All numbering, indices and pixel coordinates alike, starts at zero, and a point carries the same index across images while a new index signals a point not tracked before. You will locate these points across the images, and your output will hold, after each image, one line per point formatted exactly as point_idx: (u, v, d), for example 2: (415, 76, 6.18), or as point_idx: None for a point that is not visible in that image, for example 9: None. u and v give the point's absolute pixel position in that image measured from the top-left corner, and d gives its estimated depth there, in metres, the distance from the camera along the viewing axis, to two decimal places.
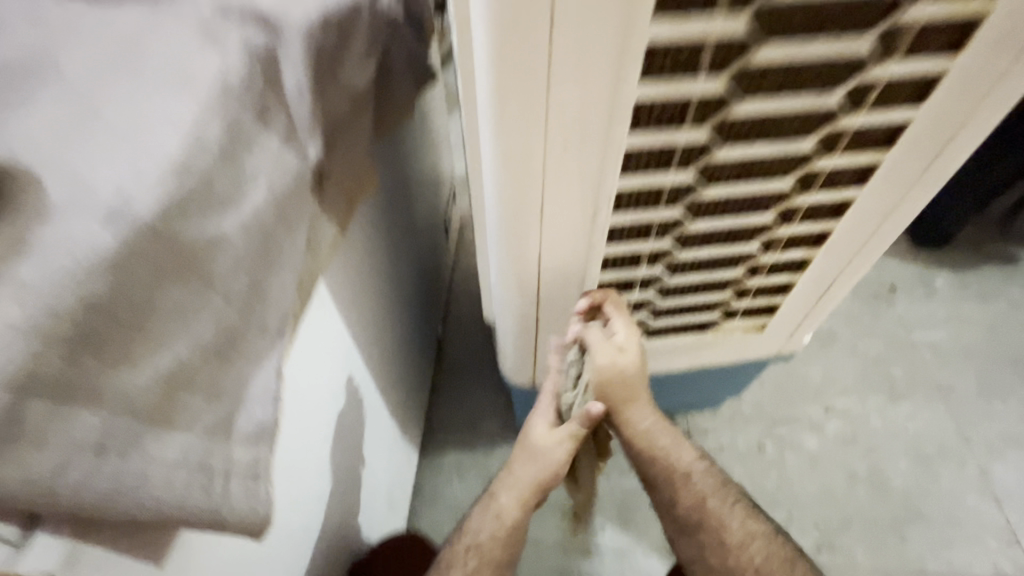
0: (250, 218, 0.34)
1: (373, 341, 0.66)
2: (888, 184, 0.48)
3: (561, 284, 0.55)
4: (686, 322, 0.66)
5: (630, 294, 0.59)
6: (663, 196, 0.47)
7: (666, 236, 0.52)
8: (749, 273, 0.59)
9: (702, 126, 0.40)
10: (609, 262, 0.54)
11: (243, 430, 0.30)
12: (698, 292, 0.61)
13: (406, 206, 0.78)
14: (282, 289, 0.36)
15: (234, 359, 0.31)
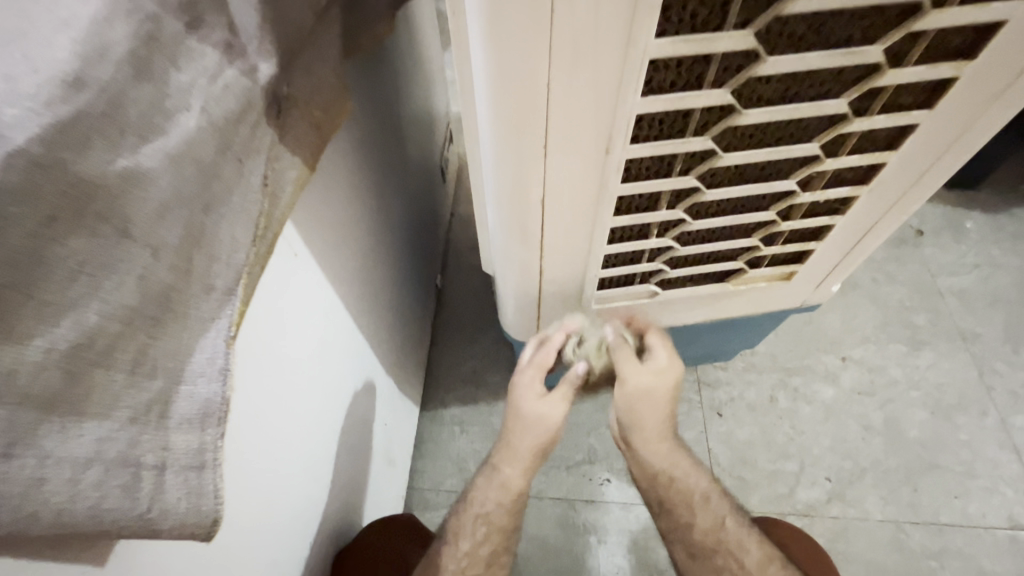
0: (177, 149, 0.27)
1: (360, 296, 0.61)
2: (961, 105, 0.40)
3: (567, 232, 0.48)
4: (706, 272, 0.59)
5: (645, 242, 0.51)
6: (691, 117, 0.38)
7: (691, 172, 0.44)
8: (783, 215, 0.51)
9: (748, 25, 0.33)
10: (623, 204, 0.46)
11: (180, 415, 0.25)
12: (722, 238, 0.54)
13: (396, 146, 0.70)
14: (229, 238, 0.30)
15: (165, 325, 0.25)
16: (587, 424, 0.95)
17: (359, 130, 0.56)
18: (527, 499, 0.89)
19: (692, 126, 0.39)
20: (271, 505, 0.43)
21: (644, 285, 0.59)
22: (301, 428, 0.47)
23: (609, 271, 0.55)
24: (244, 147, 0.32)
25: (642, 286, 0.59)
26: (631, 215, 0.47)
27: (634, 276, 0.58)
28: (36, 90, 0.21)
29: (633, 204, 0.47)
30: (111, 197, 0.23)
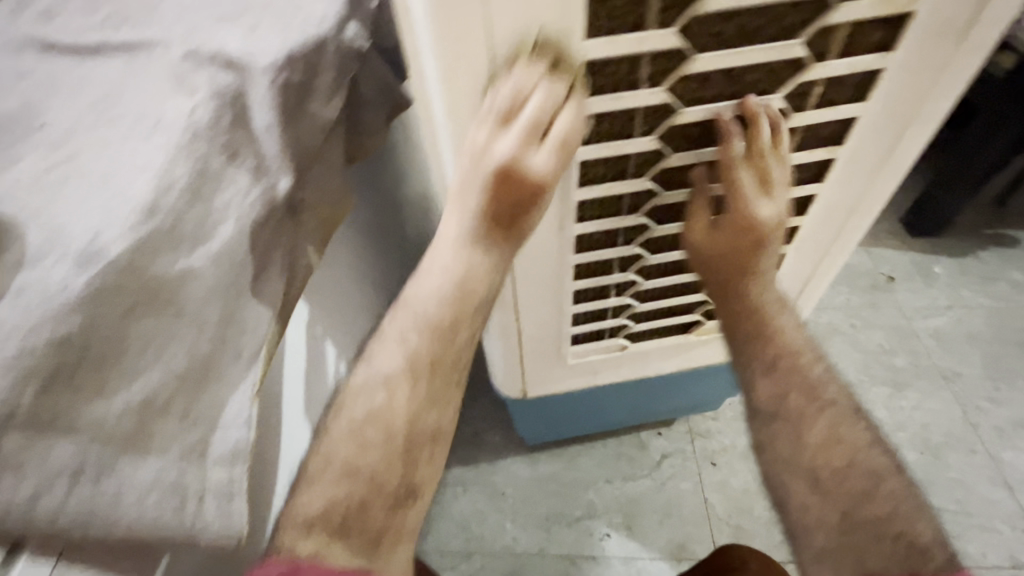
0: (219, 249, 0.36)
1: (356, 360, 0.69)
2: (847, 180, 0.49)
3: (540, 299, 0.57)
4: (667, 323, 0.66)
5: (607, 301, 0.60)
6: (623, 199, 0.48)
7: (633, 240, 0.53)
8: None
9: (652, 134, 0.43)
10: (580, 269, 0.55)
11: (215, 454, 0.31)
12: (675, 294, 0.62)
13: (395, 227, 0.80)
14: (257, 314, 0.38)
15: (206, 384, 0.32)
16: (585, 479, 0.98)
17: (360, 216, 0.66)
18: (530, 557, 0.91)
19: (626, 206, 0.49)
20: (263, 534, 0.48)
21: (614, 339, 0.67)
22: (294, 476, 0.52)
23: (579, 327, 0.63)
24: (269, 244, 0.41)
25: (612, 340, 0.67)
26: (590, 279, 0.56)
27: (603, 331, 0.66)
28: (126, 220, 0.31)
29: (591, 270, 0.56)
30: (171, 288, 0.32)
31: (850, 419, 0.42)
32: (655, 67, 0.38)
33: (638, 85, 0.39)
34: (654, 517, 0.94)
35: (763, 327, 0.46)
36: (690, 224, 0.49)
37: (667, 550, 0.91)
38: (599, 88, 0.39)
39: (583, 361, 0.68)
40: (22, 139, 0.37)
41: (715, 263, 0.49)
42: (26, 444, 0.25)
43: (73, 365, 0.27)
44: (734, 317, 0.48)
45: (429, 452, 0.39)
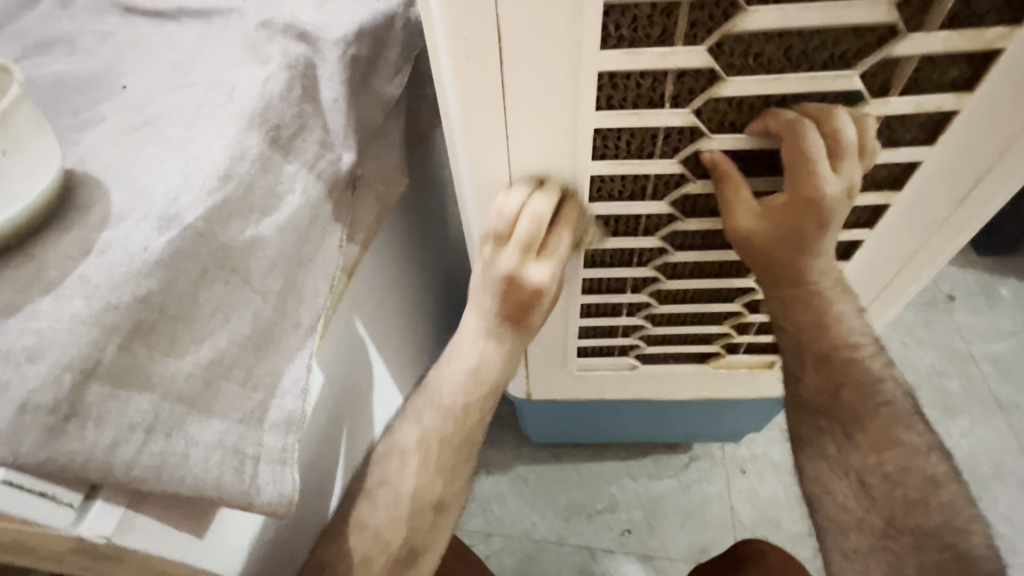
0: (284, 220, 0.36)
1: (411, 334, 0.69)
2: (893, 248, 0.46)
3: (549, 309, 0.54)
4: (682, 350, 0.63)
5: (617, 319, 0.57)
6: (640, 223, 0.45)
7: (650, 264, 0.49)
8: (751, 307, 0.56)
9: (676, 154, 0.39)
10: (593, 287, 0.52)
11: (272, 419, 0.33)
12: (696, 324, 0.59)
13: (444, 208, 0.80)
14: (313, 287, 0.39)
15: (266, 351, 0.34)
16: (609, 473, 0.97)
17: (413, 194, 0.65)
18: (547, 544, 0.91)
19: (644, 225, 0.45)
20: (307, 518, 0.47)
21: (624, 357, 0.64)
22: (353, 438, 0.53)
23: (586, 341, 0.61)
24: (328, 218, 0.41)
25: (621, 358, 0.64)
26: (598, 293, 0.53)
27: (613, 348, 0.63)
28: (202, 186, 0.32)
29: (602, 285, 0.53)
30: (239, 254, 0.33)
31: (908, 421, 0.42)
32: (683, 83, 0.35)
33: (662, 102, 0.36)
34: (675, 517, 0.93)
35: (827, 312, 0.43)
36: (738, 210, 0.39)
37: (686, 553, 0.90)
38: (616, 103, 0.35)
39: (587, 371, 0.66)
40: (106, 101, 0.38)
41: (768, 248, 0.40)
42: (111, 394, 0.26)
43: (150, 323, 0.28)
44: (790, 302, 0.43)
45: (431, 518, 0.46)
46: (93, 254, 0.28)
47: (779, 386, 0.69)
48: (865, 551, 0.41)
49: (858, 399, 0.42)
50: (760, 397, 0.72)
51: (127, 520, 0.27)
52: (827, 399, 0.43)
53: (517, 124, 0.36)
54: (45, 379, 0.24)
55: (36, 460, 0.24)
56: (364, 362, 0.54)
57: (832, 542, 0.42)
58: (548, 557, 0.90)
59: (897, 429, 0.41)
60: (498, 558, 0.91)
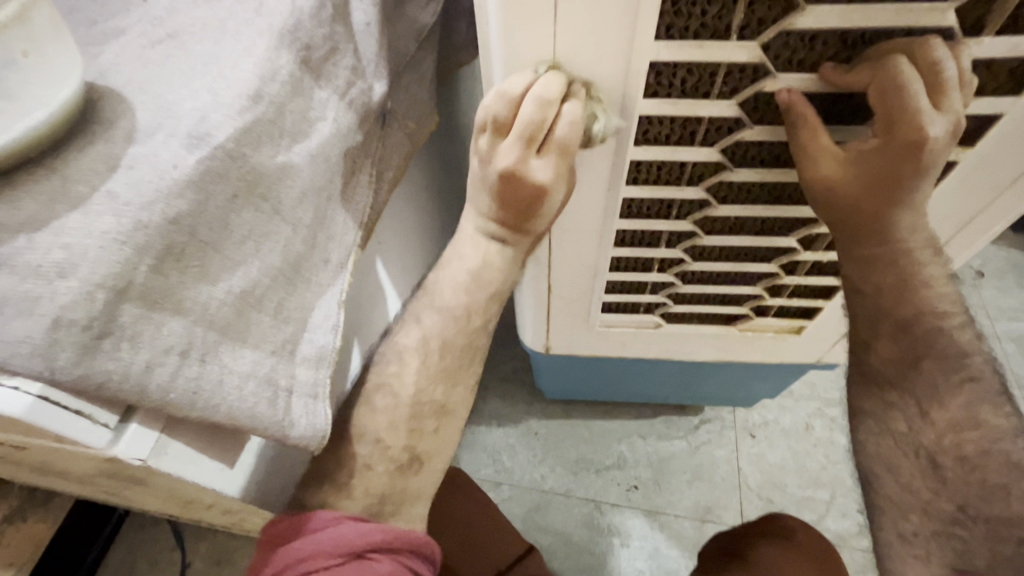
0: (316, 149, 0.34)
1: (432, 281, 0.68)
2: (964, 199, 0.42)
3: (577, 257, 0.53)
4: (709, 310, 0.62)
5: (647, 275, 0.55)
6: (685, 172, 0.42)
7: (689, 218, 0.47)
8: (787, 269, 0.54)
9: (734, 95, 0.36)
10: (625, 238, 0.50)
11: (304, 353, 0.32)
12: (727, 284, 0.57)
13: (468, 156, 0.77)
14: (343, 223, 0.37)
15: (296, 286, 0.32)
16: (618, 432, 0.98)
17: (438, 137, 0.62)
18: (554, 496, 0.93)
19: (688, 174, 0.43)
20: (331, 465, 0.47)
21: (649, 315, 0.63)
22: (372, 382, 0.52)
23: (613, 296, 0.59)
24: (358, 153, 0.39)
25: (646, 316, 0.63)
26: (632, 247, 0.51)
27: (638, 305, 0.62)
28: (232, 104, 0.30)
29: (636, 238, 0.51)
30: (271, 182, 0.31)
31: (992, 400, 0.40)
32: (753, 11, 0.32)
33: (729, 34, 0.33)
34: (682, 477, 0.94)
35: (913, 273, 0.40)
36: (817, 159, 0.36)
37: (692, 511, 0.91)
38: (679, 33, 0.33)
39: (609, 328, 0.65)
40: (125, 11, 0.35)
41: (850, 199, 0.37)
42: (145, 316, 0.25)
43: (181, 246, 0.26)
44: (870, 262, 0.40)
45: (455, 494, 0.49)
46: (118, 171, 0.27)
47: (801, 351, 0.68)
48: (925, 535, 0.42)
49: (936, 365, 0.41)
50: (780, 361, 0.72)
51: (161, 445, 0.27)
52: (900, 369, 0.42)
53: (566, 51, 0.34)
54: (77, 296, 0.23)
55: (70, 378, 0.23)
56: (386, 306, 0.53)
57: (889, 518, 0.43)
58: (555, 508, 0.93)
59: (982, 409, 0.40)
60: (506, 507, 0.93)
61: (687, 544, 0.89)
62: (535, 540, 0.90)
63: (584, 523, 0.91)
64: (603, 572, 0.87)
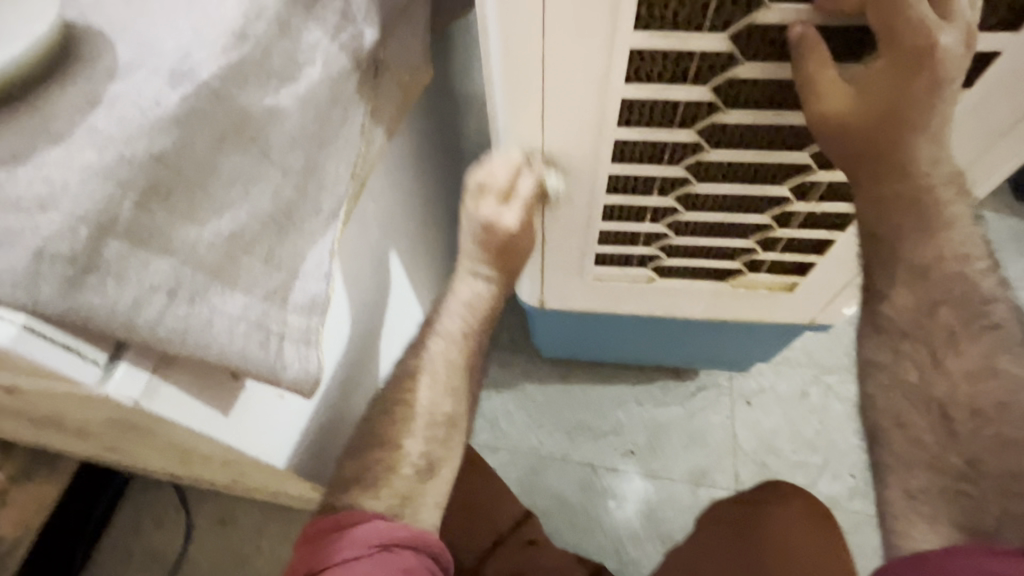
0: (305, 93, 0.33)
1: (427, 242, 0.67)
2: (961, 147, 0.42)
3: (569, 207, 0.53)
4: (702, 265, 0.61)
5: (639, 226, 0.55)
6: (676, 112, 0.42)
7: (679, 161, 0.46)
8: (781, 221, 0.53)
9: (727, 30, 0.36)
10: (616, 184, 0.50)
11: (297, 300, 0.32)
12: (721, 237, 0.56)
13: (465, 116, 0.75)
14: (335, 171, 0.36)
15: (287, 232, 0.32)
16: (615, 398, 0.99)
17: (434, 94, 0.61)
18: (551, 460, 0.95)
19: (680, 116, 0.42)
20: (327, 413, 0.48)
21: (642, 268, 0.63)
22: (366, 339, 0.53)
23: (606, 248, 0.59)
24: (350, 101, 0.38)
25: (639, 269, 0.63)
26: (623, 194, 0.51)
27: (632, 258, 0.62)
28: (215, 42, 0.29)
29: (628, 185, 0.50)
30: (259, 124, 0.31)
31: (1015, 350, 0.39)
32: None
33: None
34: (677, 441, 0.95)
35: (936, 215, 0.38)
36: (826, 92, 0.35)
37: (686, 473, 0.93)
38: None
39: (601, 281, 0.65)
40: None
41: (862, 131, 0.36)
42: (132, 252, 0.25)
43: (166, 183, 0.26)
44: (890, 203, 0.38)
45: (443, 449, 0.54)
46: (95, 107, 0.26)
47: (795, 312, 0.68)
48: (929, 492, 0.40)
49: (952, 312, 0.39)
50: (774, 321, 0.71)
51: (152, 386, 0.27)
52: (916, 319, 0.40)
53: None
54: (60, 229, 0.23)
55: (59, 311, 0.23)
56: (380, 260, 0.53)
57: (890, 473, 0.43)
58: (551, 470, 0.94)
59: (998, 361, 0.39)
60: (504, 470, 0.94)
61: (681, 506, 0.91)
62: (532, 502, 0.92)
63: (580, 486, 0.93)
64: (598, 532, 0.89)
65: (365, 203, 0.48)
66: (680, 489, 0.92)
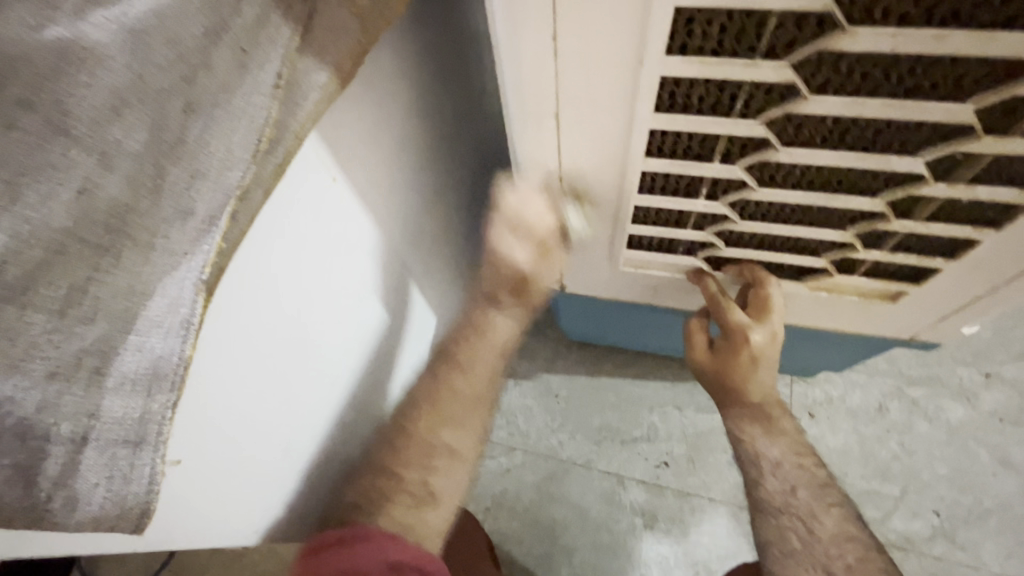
0: (140, 21, 0.20)
1: (429, 214, 0.54)
2: None
3: (593, 162, 0.40)
4: (770, 259, 0.48)
5: (690, 203, 0.42)
6: (764, 32, 0.28)
7: (759, 114, 0.32)
8: (899, 212, 0.38)
9: None
10: (662, 143, 0.37)
11: (122, 373, 0.20)
12: (803, 225, 0.42)
13: (481, 62, 0.60)
14: (222, 152, 0.23)
15: (118, 255, 0.20)
16: (651, 400, 0.86)
17: (430, 33, 0.46)
18: (573, 467, 0.83)
19: (767, 41, 0.28)
20: (283, 452, 0.39)
21: (689, 258, 0.50)
22: (336, 347, 0.42)
23: (641, 229, 0.47)
24: (249, 38, 0.24)
25: (685, 258, 0.50)
26: (672, 157, 0.37)
27: (678, 244, 0.49)
28: None
29: (678, 146, 0.37)
30: (45, 73, 0.18)
31: None
32: None
33: None
34: (723, 457, 0.82)
35: None
36: None
37: (730, 495, 0.80)
38: None
39: (637, 266, 0.53)
40: None
41: None
42: None
43: None
44: None
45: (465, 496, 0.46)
46: None
47: (889, 325, 0.54)
48: None
49: None
50: (859, 332, 0.57)
51: None
52: None
53: None
54: None
55: None
56: (361, 244, 0.42)
57: None
58: (572, 477, 0.83)
59: None
60: (520, 475, 0.83)
61: (723, 531, 0.78)
62: (549, 512, 0.81)
63: (604, 498, 0.81)
64: (623, 554, 0.79)
65: (328, 171, 0.35)
66: (723, 513, 0.79)
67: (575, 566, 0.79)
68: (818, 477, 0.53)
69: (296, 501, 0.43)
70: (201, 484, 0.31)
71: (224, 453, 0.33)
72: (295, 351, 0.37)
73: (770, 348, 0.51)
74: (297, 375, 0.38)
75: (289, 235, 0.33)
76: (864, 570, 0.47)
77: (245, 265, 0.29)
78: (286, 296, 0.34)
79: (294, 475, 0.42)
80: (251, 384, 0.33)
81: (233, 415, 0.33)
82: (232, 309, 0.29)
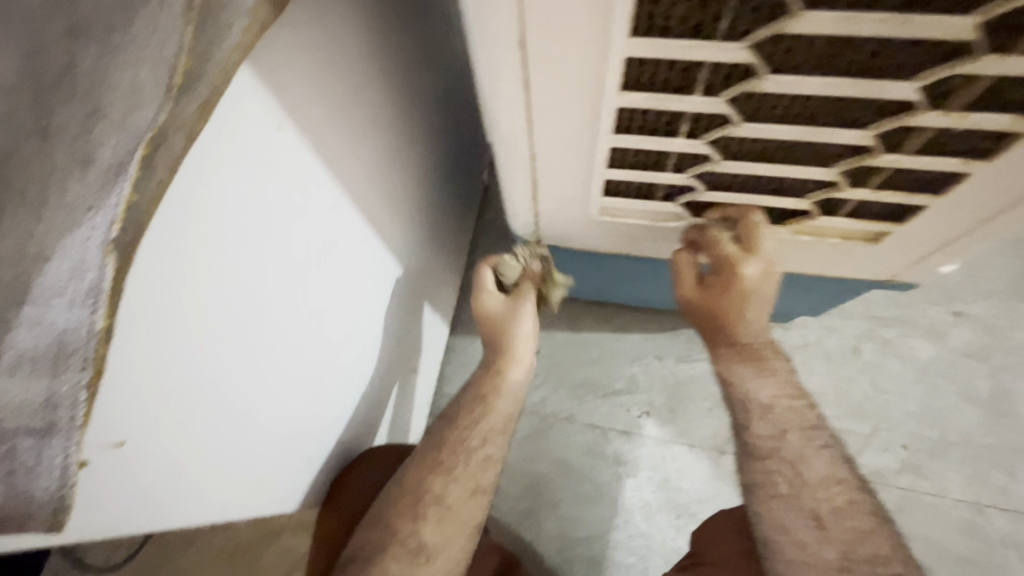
0: None
1: (396, 164, 0.51)
2: None
3: (563, 107, 0.37)
4: (753, 200, 0.46)
5: (670, 142, 0.39)
6: None
7: (745, 37, 0.29)
8: (887, 146, 0.36)
9: None
10: (639, 75, 0.34)
11: (18, 351, 0.18)
12: (787, 164, 0.40)
13: None
14: (127, 84, 0.19)
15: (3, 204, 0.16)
16: (631, 352, 0.86)
17: None
18: (556, 421, 0.84)
19: None
20: (251, 424, 0.37)
21: (669, 204, 0.48)
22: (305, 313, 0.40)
23: (618, 173, 0.44)
24: None
25: (664, 204, 0.48)
26: (650, 92, 0.35)
27: (657, 189, 0.47)
28: None
29: (656, 78, 0.34)
30: None
31: None
32: None
33: None
34: (702, 404, 0.83)
35: None
36: None
37: (708, 440, 0.81)
38: None
39: (614, 214, 0.51)
40: None
41: None
42: None
43: None
44: None
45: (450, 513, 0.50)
46: None
47: (869, 267, 0.53)
48: None
49: None
50: (839, 275, 0.57)
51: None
52: None
53: None
54: None
55: None
56: (322, 198, 0.38)
57: None
58: (554, 431, 0.83)
59: None
60: None
61: (701, 475, 0.80)
62: (533, 465, 0.82)
63: (586, 450, 0.82)
64: (605, 501, 0.80)
65: (273, 115, 0.31)
66: (703, 458, 0.81)
67: (559, 515, 0.80)
68: (799, 414, 0.53)
69: (268, 471, 0.42)
70: (153, 459, 0.30)
71: (178, 429, 0.30)
72: (255, 319, 0.34)
73: (763, 281, 0.49)
74: (260, 344, 0.35)
75: (234, 189, 0.29)
76: (844, 503, 0.48)
77: (178, 228, 0.26)
78: (239, 258, 0.31)
79: (264, 444, 0.40)
80: (203, 359, 0.31)
81: (188, 391, 0.30)
82: (167, 278, 0.26)
